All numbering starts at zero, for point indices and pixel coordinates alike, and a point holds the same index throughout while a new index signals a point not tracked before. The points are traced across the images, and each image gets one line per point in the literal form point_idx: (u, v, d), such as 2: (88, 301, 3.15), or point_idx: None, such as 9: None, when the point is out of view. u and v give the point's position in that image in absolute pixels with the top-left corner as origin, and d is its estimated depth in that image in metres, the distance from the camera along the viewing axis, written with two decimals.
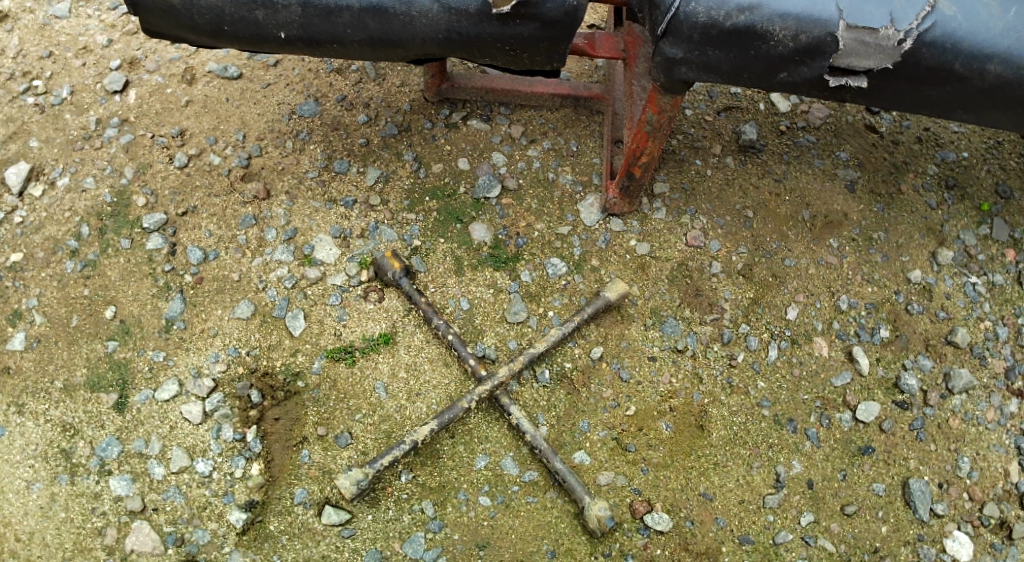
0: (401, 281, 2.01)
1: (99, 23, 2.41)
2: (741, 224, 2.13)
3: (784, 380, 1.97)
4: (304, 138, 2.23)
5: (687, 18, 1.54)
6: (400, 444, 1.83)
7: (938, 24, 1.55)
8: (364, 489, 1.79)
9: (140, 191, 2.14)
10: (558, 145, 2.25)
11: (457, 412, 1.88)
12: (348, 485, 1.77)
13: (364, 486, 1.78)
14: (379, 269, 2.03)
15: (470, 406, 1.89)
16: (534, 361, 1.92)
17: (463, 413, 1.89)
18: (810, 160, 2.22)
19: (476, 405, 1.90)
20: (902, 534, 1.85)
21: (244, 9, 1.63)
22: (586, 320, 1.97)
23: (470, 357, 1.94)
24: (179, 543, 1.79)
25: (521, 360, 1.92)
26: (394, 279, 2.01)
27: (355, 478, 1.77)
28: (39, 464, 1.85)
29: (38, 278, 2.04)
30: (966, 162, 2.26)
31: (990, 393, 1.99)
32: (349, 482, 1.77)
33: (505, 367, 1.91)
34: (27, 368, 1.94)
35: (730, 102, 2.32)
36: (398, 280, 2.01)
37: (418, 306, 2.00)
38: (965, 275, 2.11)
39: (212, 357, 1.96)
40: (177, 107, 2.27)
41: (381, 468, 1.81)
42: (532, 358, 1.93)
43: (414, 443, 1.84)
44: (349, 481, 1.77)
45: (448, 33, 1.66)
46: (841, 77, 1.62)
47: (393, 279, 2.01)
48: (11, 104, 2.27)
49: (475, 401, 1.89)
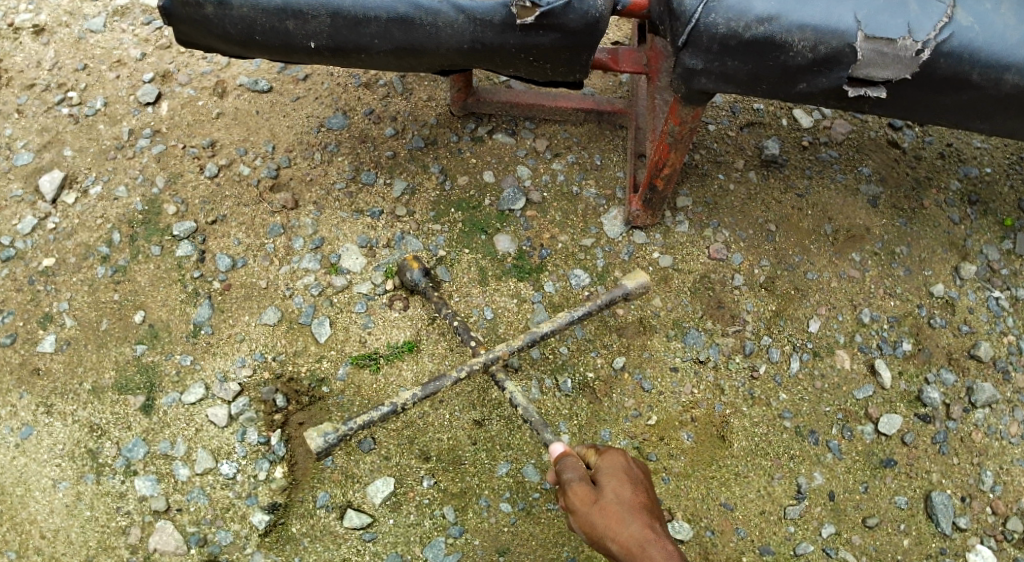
0: (419, 280, 2.00)
1: (133, 37, 2.48)
2: (763, 237, 2.15)
3: (806, 393, 1.98)
4: (332, 149, 2.28)
5: (707, 30, 1.58)
6: (379, 407, 1.71)
7: (955, 35, 1.58)
8: (332, 445, 1.64)
9: (171, 200, 2.19)
10: (582, 159, 2.28)
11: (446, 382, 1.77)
12: (315, 438, 1.63)
13: (332, 442, 1.64)
14: (399, 269, 2.04)
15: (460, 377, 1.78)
16: (537, 341, 1.82)
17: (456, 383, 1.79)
18: (832, 175, 2.25)
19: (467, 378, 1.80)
20: (925, 547, 1.84)
21: (275, 20, 1.69)
22: (597, 309, 1.86)
23: (471, 339, 1.91)
24: (201, 543, 1.81)
25: (523, 340, 1.83)
26: (412, 278, 2.01)
27: (324, 431, 1.64)
28: (66, 464, 1.88)
29: (70, 282, 2.08)
30: (988, 178, 2.28)
31: (1014, 407, 1.98)
32: (317, 435, 1.64)
33: (505, 344, 1.83)
34: (56, 370, 1.98)
35: (752, 118, 2.34)
36: (416, 280, 2.00)
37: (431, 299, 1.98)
38: (987, 289, 2.11)
39: (238, 362, 1.99)
40: (209, 118, 2.33)
41: (355, 428, 1.67)
42: (536, 338, 1.83)
43: (396, 406, 1.72)
44: (317, 433, 1.64)
45: (473, 43, 1.71)
46: (860, 88, 1.65)
47: (410, 280, 2.00)
48: (47, 114, 2.33)
49: (470, 372, 1.79)
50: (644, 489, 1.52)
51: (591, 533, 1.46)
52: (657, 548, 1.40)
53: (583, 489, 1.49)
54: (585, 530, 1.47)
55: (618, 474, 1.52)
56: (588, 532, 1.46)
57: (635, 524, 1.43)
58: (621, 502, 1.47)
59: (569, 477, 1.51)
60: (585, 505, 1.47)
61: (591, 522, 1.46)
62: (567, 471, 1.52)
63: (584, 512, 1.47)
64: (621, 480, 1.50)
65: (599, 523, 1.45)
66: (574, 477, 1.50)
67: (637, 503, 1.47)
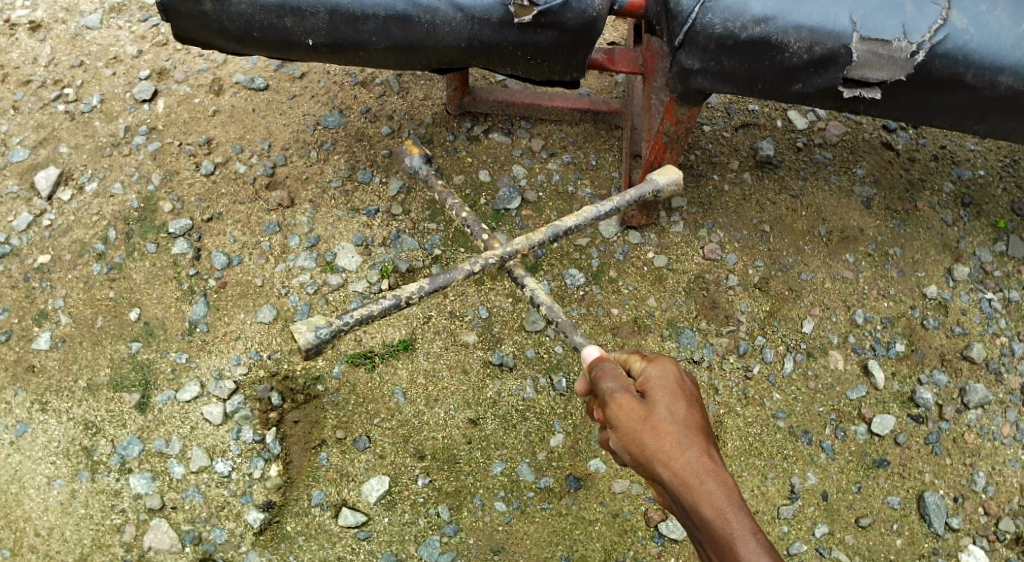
0: (419, 167, 1.86)
1: (129, 34, 2.48)
2: (758, 238, 2.16)
3: (800, 393, 1.99)
4: (328, 148, 2.28)
5: (703, 30, 1.59)
6: (382, 299, 1.59)
7: (950, 36, 1.59)
8: (324, 342, 1.51)
9: (166, 198, 2.19)
10: (577, 159, 2.29)
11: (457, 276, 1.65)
12: (305, 332, 1.49)
13: (325, 337, 1.50)
14: (398, 157, 1.91)
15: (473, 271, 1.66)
16: (560, 236, 1.70)
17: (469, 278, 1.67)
18: (827, 176, 2.25)
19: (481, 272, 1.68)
20: (917, 547, 1.85)
21: (274, 17, 1.69)
22: (628, 204, 1.74)
23: (484, 234, 1.77)
24: (196, 541, 1.81)
25: (546, 233, 1.71)
26: (411, 165, 1.87)
27: (315, 325, 1.50)
28: (61, 461, 1.88)
29: (65, 279, 2.08)
30: (982, 180, 2.29)
31: (1006, 408, 1.99)
32: (306, 329, 1.50)
33: (524, 236, 1.70)
34: (51, 367, 1.98)
35: (748, 119, 2.35)
36: (415, 167, 1.87)
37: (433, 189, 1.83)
38: (981, 290, 2.12)
39: (234, 360, 1.99)
40: (204, 116, 2.33)
41: (351, 322, 1.54)
42: (559, 233, 1.71)
43: (400, 300, 1.61)
44: (307, 328, 1.50)
45: (470, 42, 1.72)
46: (855, 89, 1.66)
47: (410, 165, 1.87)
48: (43, 111, 2.33)
49: (484, 267, 1.68)
50: (701, 408, 1.29)
51: (638, 457, 1.23)
52: (716, 479, 1.17)
53: (631, 406, 1.27)
54: (631, 452, 1.24)
55: (669, 389, 1.29)
56: (634, 456, 1.24)
57: (693, 451, 1.20)
58: (674, 421, 1.24)
59: (614, 393, 1.30)
60: (631, 424, 1.25)
61: (638, 443, 1.23)
62: (611, 386, 1.31)
63: (629, 430, 1.25)
64: (675, 396, 1.27)
65: (648, 444, 1.22)
66: (619, 393, 1.29)
67: (693, 423, 1.24)
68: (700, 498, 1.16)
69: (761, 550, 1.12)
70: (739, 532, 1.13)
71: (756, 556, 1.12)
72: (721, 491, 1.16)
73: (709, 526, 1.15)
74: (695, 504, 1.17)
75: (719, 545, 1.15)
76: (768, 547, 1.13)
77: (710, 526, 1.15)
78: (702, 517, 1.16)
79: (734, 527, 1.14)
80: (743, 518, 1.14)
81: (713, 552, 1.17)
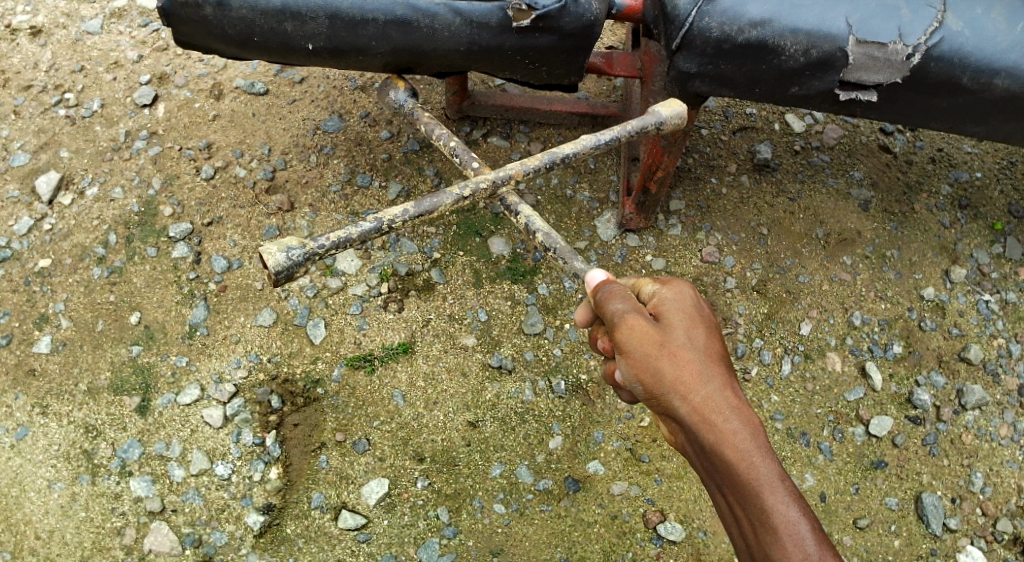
0: (404, 101, 1.79)
1: (130, 39, 2.49)
2: (755, 241, 2.17)
3: (798, 395, 1.99)
4: (328, 152, 2.29)
5: (701, 33, 1.60)
6: (361, 222, 1.45)
7: (945, 39, 1.60)
8: (296, 264, 1.38)
9: (167, 202, 2.20)
10: (575, 162, 2.28)
11: (443, 201, 1.51)
12: (275, 254, 1.36)
13: (297, 260, 1.38)
14: (381, 92, 1.84)
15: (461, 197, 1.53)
16: (557, 163, 1.56)
17: (456, 205, 1.54)
18: (824, 179, 2.26)
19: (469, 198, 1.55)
20: (915, 548, 1.85)
21: (273, 21, 1.70)
22: (629, 134, 1.60)
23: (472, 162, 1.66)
24: (196, 544, 1.82)
25: (541, 160, 1.57)
26: (396, 100, 1.81)
27: (287, 246, 1.38)
28: (62, 464, 1.89)
29: (65, 283, 2.09)
30: (979, 182, 2.30)
31: (1004, 409, 2.00)
32: (277, 250, 1.37)
33: (517, 162, 1.57)
34: (52, 371, 1.99)
35: (745, 122, 2.36)
36: (400, 101, 1.80)
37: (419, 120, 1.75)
38: (978, 292, 2.13)
39: (234, 363, 2.00)
40: (204, 120, 2.34)
41: (326, 246, 1.41)
42: (555, 160, 1.58)
43: (380, 224, 1.46)
44: (278, 249, 1.37)
45: (469, 46, 1.73)
46: (851, 92, 1.67)
47: (395, 100, 1.81)
48: (43, 116, 2.34)
49: (474, 193, 1.54)
50: (714, 333, 1.33)
51: (654, 387, 1.27)
52: (738, 418, 1.25)
53: (647, 333, 1.28)
54: (645, 381, 1.28)
55: (683, 314, 1.33)
56: (648, 385, 1.28)
57: (712, 386, 1.26)
58: (694, 349, 1.29)
59: (625, 316, 1.30)
60: (647, 352, 1.27)
61: (655, 373, 1.27)
62: (621, 309, 1.31)
63: (648, 357, 1.27)
64: (694, 323, 1.31)
65: (668, 375, 1.26)
66: (631, 316, 1.30)
67: (710, 353, 1.29)
68: (723, 436, 1.24)
69: (786, 495, 1.22)
70: (764, 477, 1.22)
71: (782, 504, 1.22)
72: (745, 432, 1.24)
73: (731, 464, 1.23)
74: (718, 441, 1.24)
75: (740, 485, 1.23)
76: (791, 490, 1.23)
77: (731, 464, 1.23)
78: (723, 455, 1.24)
79: (759, 470, 1.23)
80: (768, 462, 1.23)
81: (731, 489, 1.25)
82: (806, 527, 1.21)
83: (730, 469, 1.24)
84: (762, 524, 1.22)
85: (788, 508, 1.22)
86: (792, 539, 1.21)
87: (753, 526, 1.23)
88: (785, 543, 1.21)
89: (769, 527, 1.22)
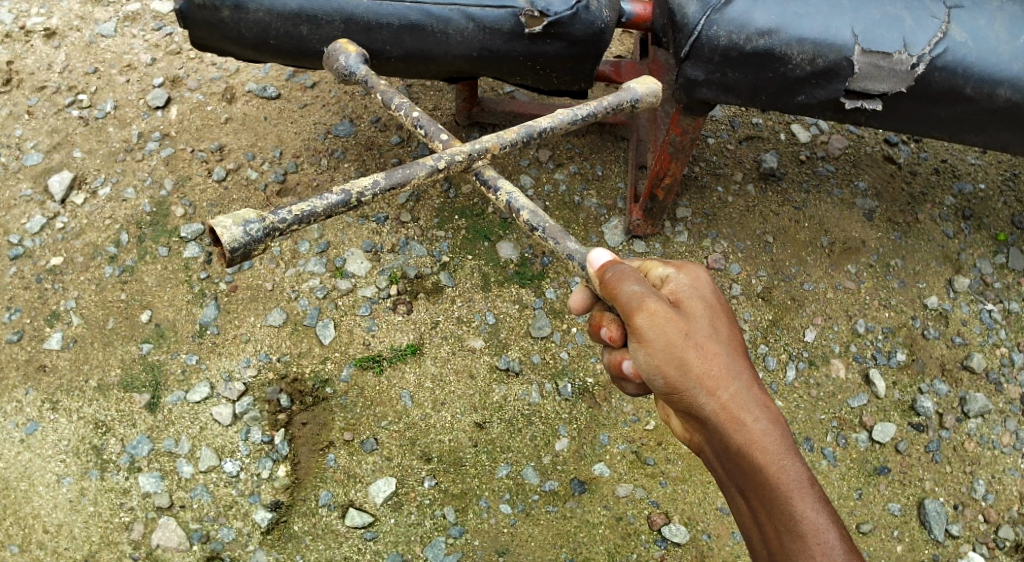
0: (357, 67, 1.65)
1: (143, 42, 2.52)
2: (761, 248, 2.19)
3: (801, 401, 2.01)
4: (339, 156, 2.33)
5: (709, 42, 1.64)
6: (325, 196, 1.40)
7: (949, 50, 1.63)
8: (255, 239, 1.33)
9: (179, 203, 2.23)
10: (584, 169, 2.31)
11: (413, 175, 1.47)
12: (231, 228, 1.31)
13: (256, 234, 1.33)
14: (329, 59, 1.69)
15: (431, 172, 1.49)
16: (534, 137, 1.55)
17: (430, 177, 1.50)
18: (829, 189, 2.29)
19: (443, 172, 1.51)
20: (918, 553, 1.86)
21: (290, 24, 1.73)
22: (606, 111, 1.59)
23: (441, 134, 1.57)
24: (204, 539, 1.83)
25: (517, 133, 1.55)
26: (347, 66, 1.66)
27: (245, 219, 1.33)
28: (71, 460, 1.90)
29: (77, 281, 2.11)
30: (982, 194, 2.33)
31: (1006, 417, 2.02)
32: (233, 224, 1.32)
33: (493, 134, 1.55)
34: (63, 367, 2.00)
35: (751, 132, 2.39)
36: (352, 68, 1.66)
37: (375, 89, 1.62)
38: (981, 301, 2.16)
39: (243, 362, 2.01)
40: (217, 123, 2.37)
41: (287, 220, 1.36)
42: (532, 134, 1.56)
43: (348, 197, 1.42)
44: (234, 222, 1.32)
45: (481, 51, 1.76)
46: (856, 100, 1.69)
47: (345, 67, 1.66)
48: (57, 116, 2.37)
49: (449, 164, 1.51)
50: (732, 323, 1.36)
51: (678, 379, 1.28)
52: (766, 418, 1.28)
53: (671, 323, 1.27)
54: (669, 374, 1.28)
55: (704, 303, 1.34)
56: (672, 377, 1.28)
57: (738, 383, 1.29)
58: (721, 344, 1.31)
59: (646, 301, 1.28)
60: (673, 343, 1.27)
61: (682, 365, 1.27)
62: (640, 291, 1.28)
63: (674, 349, 1.27)
64: (717, 315, 1.33)
65: (694, 368, 1.27)
66: (652, 301, 1.28)
67: (732, 346, 1.32)
68: (752, 436, 1.27)
69: (815, 501, 1.25)
70: (794, 481, 1.25)
71: (812, 509, 1.24)
72: (773, 433, 1.27)
73: (759, 466, 1.26)
74: (747, 441, 1.27)
75: (769, 487, 1.25)
76: (819, 495, 1.26)
77: (761, 465, 1.26)
78: (752, 454, 1.27)
79: (789, 474, 1.25)
80: (797, 465, 1.26)
81: (756, 491, 1.27)
82: (834, 535, 1.23)
83: (757, 470, 1.26)
84: (790, 529, 1.25)
85: (817, 515, 1.24)
86: (821, 547, 1.23)
87: (779, 532, 1.26)
88: (814, 551, 1.23)
89: (798, 534, 1.24)
